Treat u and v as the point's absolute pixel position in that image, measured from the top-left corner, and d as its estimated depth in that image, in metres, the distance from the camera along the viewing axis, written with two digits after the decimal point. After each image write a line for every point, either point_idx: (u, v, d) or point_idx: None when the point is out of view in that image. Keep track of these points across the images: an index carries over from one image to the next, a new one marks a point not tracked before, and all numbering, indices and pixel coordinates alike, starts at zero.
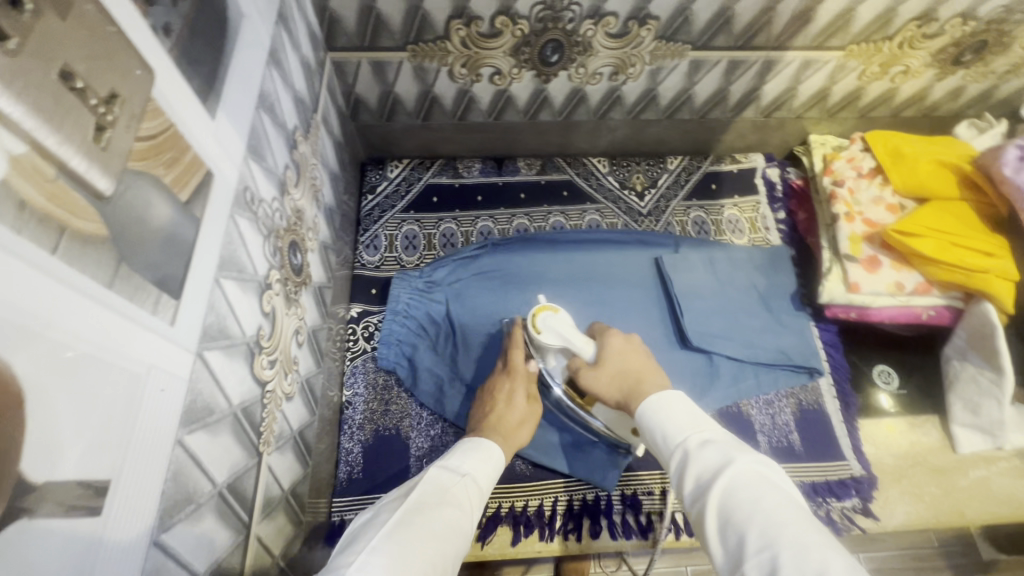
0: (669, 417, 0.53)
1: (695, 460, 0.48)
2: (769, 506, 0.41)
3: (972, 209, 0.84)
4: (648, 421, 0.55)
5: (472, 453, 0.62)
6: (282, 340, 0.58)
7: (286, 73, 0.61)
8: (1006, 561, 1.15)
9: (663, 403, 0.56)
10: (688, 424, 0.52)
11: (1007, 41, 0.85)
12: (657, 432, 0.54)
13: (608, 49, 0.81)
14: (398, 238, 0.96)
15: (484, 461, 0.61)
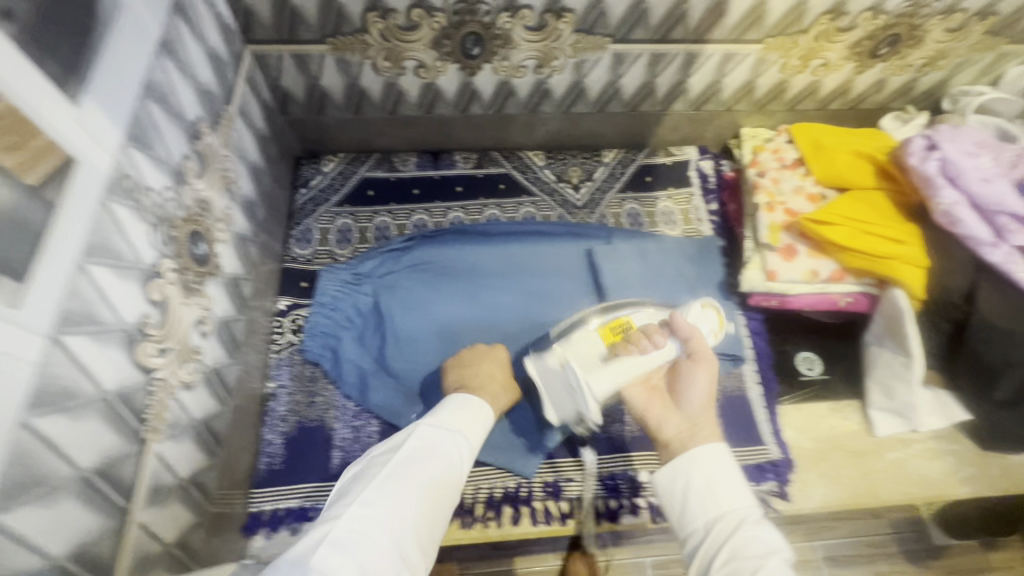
0: (723, 480, 0.62)
1: (743, 533, 0.58)
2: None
3: (887, 198, 0.86)
4: (698, 466, 0.63)
5: (463, 411, 0.70)
6: (178, 329, 0.58)
7: (185, 64, 0.61)
8: (956, 546, 1.18)
9: (720, 458, 0.64)
10: (732, 487, 0.62)
11: (919, 35, 0.87)
12: (703, 484, 0.62)
13: (529, 41, 0.82)
14: (331, 230, 0.96)
15: (468, 420, 0.69)
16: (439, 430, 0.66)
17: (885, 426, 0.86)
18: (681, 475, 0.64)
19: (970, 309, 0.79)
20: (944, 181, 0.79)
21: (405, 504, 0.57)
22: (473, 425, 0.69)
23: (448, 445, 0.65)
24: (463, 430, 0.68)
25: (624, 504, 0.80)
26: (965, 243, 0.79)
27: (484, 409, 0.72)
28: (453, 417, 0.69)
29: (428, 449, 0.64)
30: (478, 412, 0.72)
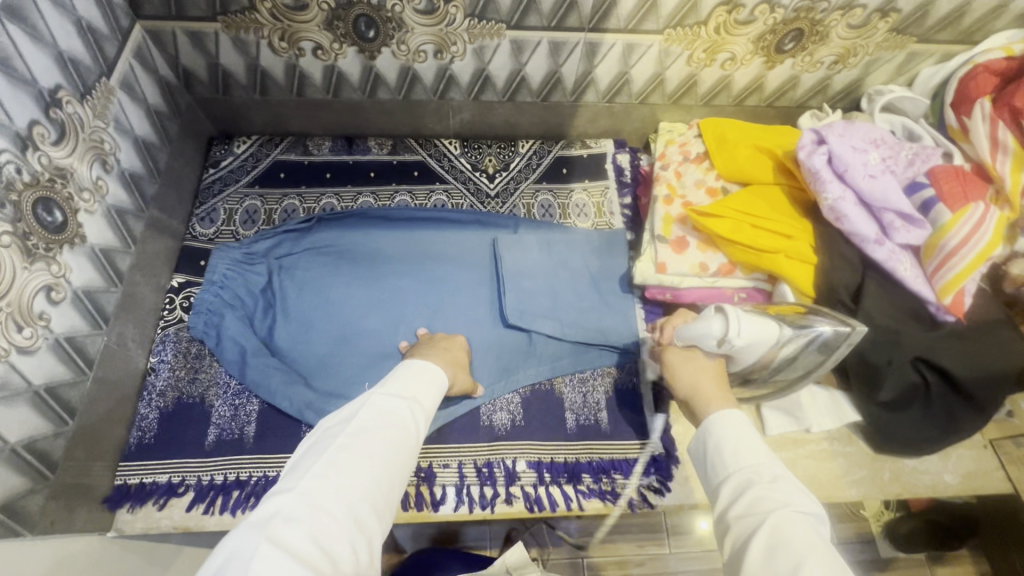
0: (741, 439, 0.57)
1: (762, 491, 0.51)
2: (825, 554, 0.45)
3: (785, 193, 0.85)
4: (715, 428, 0.59)
5: (417, 380, 0.65)
6: (14, 293, 0.58)
7: (39, 31, 0.61)
8: (903, 560, 1.15)
9: (738, 421, 0.59)
10: (747, 449, 0.55)
11: (822, 31, 0.86)
12: (718, 444, 0.57)
13: (423, 25, 0.82)
14: (235, 211, 0.96)
15: (420, 389, 0.64)
16: (395, 399, 0.60)
17: (776, 425, 0.85)
18: (703, 442, 0.59)
19: (855, 306, 0.77)
20: (832, 176, 0.77)
21: (363, 471, 0.52)
22: (426, 398, 0.64)
23: (406, 414, 0.60)
24: (418, 400, 0.63)
25: (499, 493, 0.78)
26: (851, 240, 0.78)
27: (439, 379, 0.68)
28: (408, 386, 0.63)
29: (386, 415, 0.58)
30: (430, 379, 0.67)
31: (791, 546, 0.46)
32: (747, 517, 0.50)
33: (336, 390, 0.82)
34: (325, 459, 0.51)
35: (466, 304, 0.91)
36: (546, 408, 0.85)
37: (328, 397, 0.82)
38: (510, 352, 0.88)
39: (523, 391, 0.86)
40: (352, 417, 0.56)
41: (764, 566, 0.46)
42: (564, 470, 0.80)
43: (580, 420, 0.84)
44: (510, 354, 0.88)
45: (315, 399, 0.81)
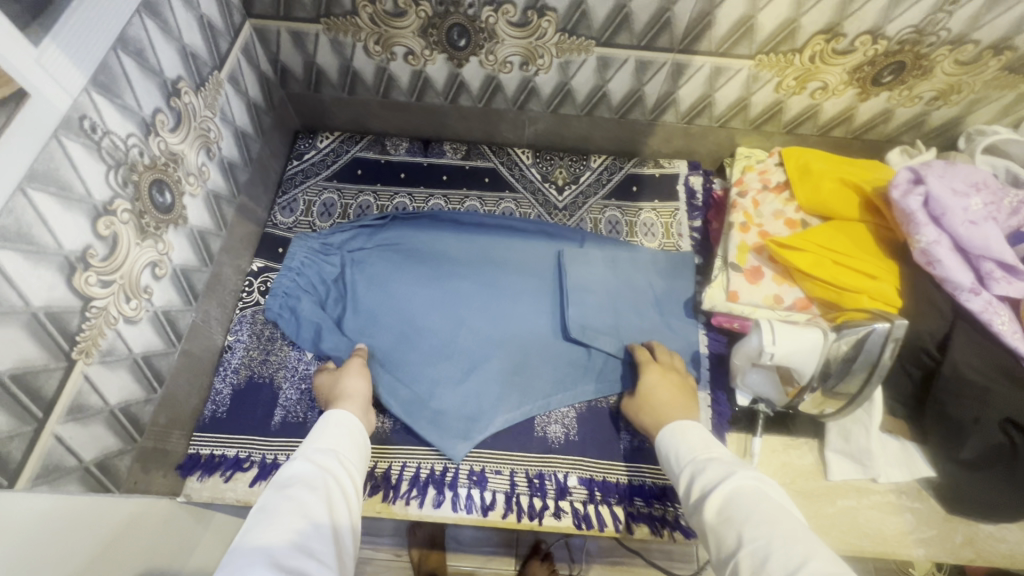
0: (685, 442, 0.66)
1: (705, 477, 0.59)
2: (768, 513, 0.51)
3: (869, 232, 0.82)
4: (666, 441, 0.68)
5: (323, 432, 0.65)
6: (126, 267, 0.62)
7: (169, 25, 0.66)
8: None
9: (682, 428, 0.68)
10: (699, 447, 0.64)
11: (925, 65, 0.83)
12: (672, 453, 0.66)
13: (514, 38, 0.84)
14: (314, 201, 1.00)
15: (323, 439, 0.64)
16: (298, 458, 0.60)
17: (840, 471, 0.81)
18: (663, 456, 0.68)
19: (939, 358, 0.73)
20: (927, 219, 0.73)
21: (301, 513, 0.51)
22: (340, 443, 0.64)
23: (318, 463, 0.59)
24: (324, 446, 0.62)
25: (548, 505, 0.78)
26: (943, 286, 0.74)
27: (346, 419, 0.69)
28: (313, 442, 0.63)
29: (293, 473, 0.57)
30: (330, 424, 0.67)
31: (733, 506, 0.53)
32: (702, 499, 0.57)
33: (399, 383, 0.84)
34: (246, 535, 0.49)
35: (527, 313, 0.92)
36: (600, 425, 0.84)
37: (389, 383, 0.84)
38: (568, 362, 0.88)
39: (578, 408, 0.85)
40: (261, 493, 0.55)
41: (721, 530, 0.53)
42: (616, 491, 0.79)
43: (635, 442, 0.83)
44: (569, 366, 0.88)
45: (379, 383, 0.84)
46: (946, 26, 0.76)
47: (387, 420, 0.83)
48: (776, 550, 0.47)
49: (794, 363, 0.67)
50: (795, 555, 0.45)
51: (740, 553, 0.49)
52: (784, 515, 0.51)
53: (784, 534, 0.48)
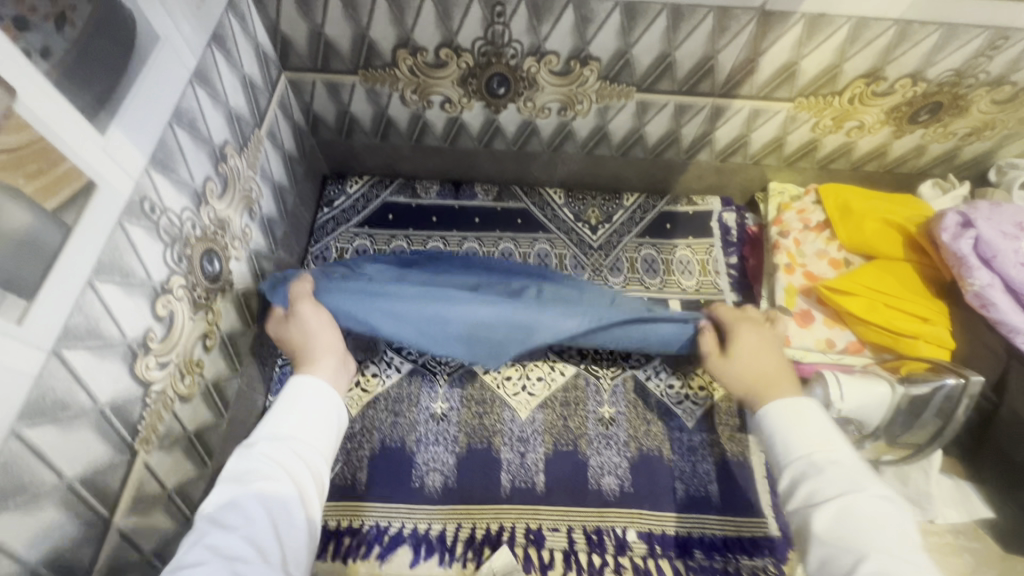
0: (798, 430, 0.55)
1: (818, 484, 0.50)
2: (892, 544, 0.45)
3: (915, 271, 0.82)
4: (768, 418, 0.58)
5: (287, 404, 0.57)
6: (181, 344, 0.60)
7: (216, 90, 0.64)
8: None
9: (796, 407, 0.57)
10: (817, 440, 0.54)
11: (963, 105, 0.84)
12: (775, 440, 0.57)
13: (554, 86, 0.83)
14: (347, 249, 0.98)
15: (287, 417, 0.56)
16: (258, 443, 0.52)
17: None
18: (761, 433, 0.59)
19: (997, 400, 0.73)
20: (979, 263, 0.73)
21: (253, 532, 0.46)
22: (306, 419, 0.56)
23: (274, 457, 0.51)
24: (286, 430, 0.54)
25: (608, 562, 0.77)
26: (995, 327, 0.73)
27: (312, 383, 0.59)
28: (278, 420, 0.55)
29: (248, 470, 0.50)
30: (300, 390, 0.58)
31: (853, 531, 0.47)
32: (806, 509, 0.50)
33: (428, 315, 0.77)
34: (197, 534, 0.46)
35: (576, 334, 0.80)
36: (653, 475, 0.83)
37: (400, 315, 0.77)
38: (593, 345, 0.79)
39: (630, 457, 0.84)
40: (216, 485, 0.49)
41: (830, 545, 0.47)
42: (675, 544, 0.78)
43: (690, 491, 0.82)
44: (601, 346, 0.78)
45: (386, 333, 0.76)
46: (986, 70, 0.77)
47: (438, 477, 0.82)
48: None
49: (863, 415, 0.67)
50: None
51: None
52: (913, 556, 0.45)
53: None
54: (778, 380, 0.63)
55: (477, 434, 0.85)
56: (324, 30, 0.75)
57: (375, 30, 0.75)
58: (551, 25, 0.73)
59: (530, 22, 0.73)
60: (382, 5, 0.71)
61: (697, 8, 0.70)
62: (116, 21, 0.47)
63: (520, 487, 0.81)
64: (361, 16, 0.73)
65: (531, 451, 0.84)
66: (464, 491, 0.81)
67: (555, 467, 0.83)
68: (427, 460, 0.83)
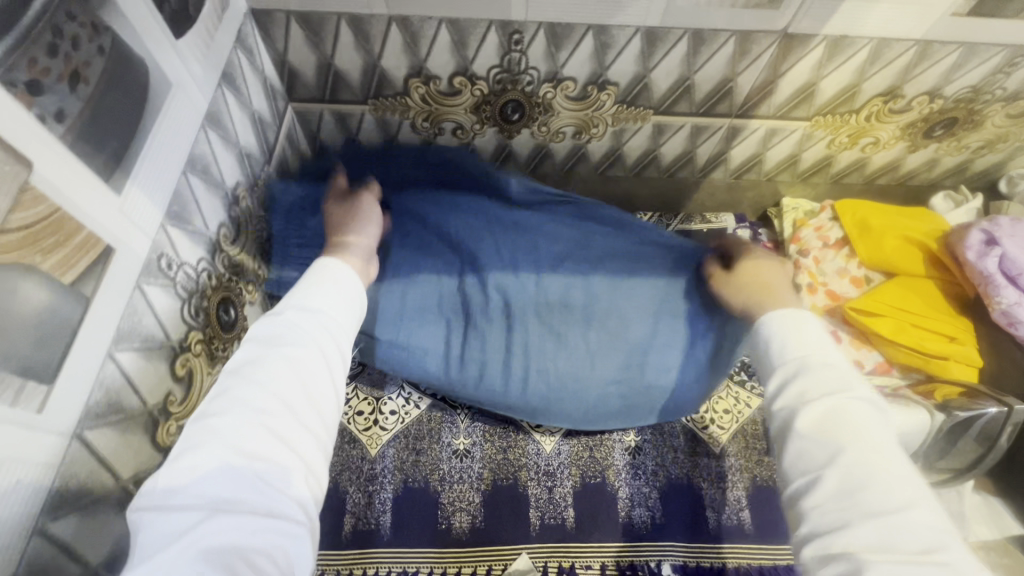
0: (796, 331, 0.53)
1: (810, 379, 0.48)
2: (877, 443, 0.43)
3: (938, 288, 0.82)
4: (769, 323, 0.56)
5: (315, 284, 0.54)
6: (200, 402, 0.57)
7: (228, 131, 0.61)
8: None
9: (800, 320, 0.54)
10: (814, 345, 0.51)
11: (978, 119, 0.84)
12: (768, 339, 0.54)
13: (570, 110, 0.81)
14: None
15: (316, 295, 0.52)
16: (289, 312, 0.49)
17: None
18: (757, 339, 0.57)
19: None
20: (1006, 281, 0.73)
21: (283, 380, 0.43)
22: (337, 305, 0.52)
23: (305, 324, 0.48)
24: (315, 309, 0.50)
25: None
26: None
27: (345, 275, 0.56)
28: (304, 296, 0.51)
29: (280, 329, 0.47)
30: (323, 277, 0.55)
31: (834, 425, 0.44)
32: (795, 405, 0.48)
33: (446, 299, 0.83)
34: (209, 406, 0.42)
35: (592, 356, 0.81)
36: (684, 505, 0.81)
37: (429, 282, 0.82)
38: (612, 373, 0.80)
39: (659, 487, 0.82)
40: (239, 346, 0.46)
41: (812, 441, 0.45)
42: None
43: (722, 520, 0.80)
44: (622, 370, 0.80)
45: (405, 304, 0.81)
46: (1003, 86, 0.77)
47: (465, 518, 0.79)
48: (869, 493, 0.40)
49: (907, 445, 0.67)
50: (895, 501, 0.40)
51: (825, 478, 0.43)
52: (896, 454, 0.43)
53: (891, 485, 0.41)
54: (773, 291, 0.66)
55: (502, 470, 0.82)
56: (334, 61, 0.73)
57: (387, 60, 0.73)
58: (570, 52, 0.72)
59: (548, 49, 0.71)
60: (395, 34, 0.69)
61: (719, 32, 0.69)
62: (130, 73, 0.44)
63: (549, 524, 0.79)
64: (373, 47, 0.71)
65: (559, 486, 0.82)
66: (492, 532, 0.78)
67: (584, 501, 0.81)
68: (452, 500, 0.80)
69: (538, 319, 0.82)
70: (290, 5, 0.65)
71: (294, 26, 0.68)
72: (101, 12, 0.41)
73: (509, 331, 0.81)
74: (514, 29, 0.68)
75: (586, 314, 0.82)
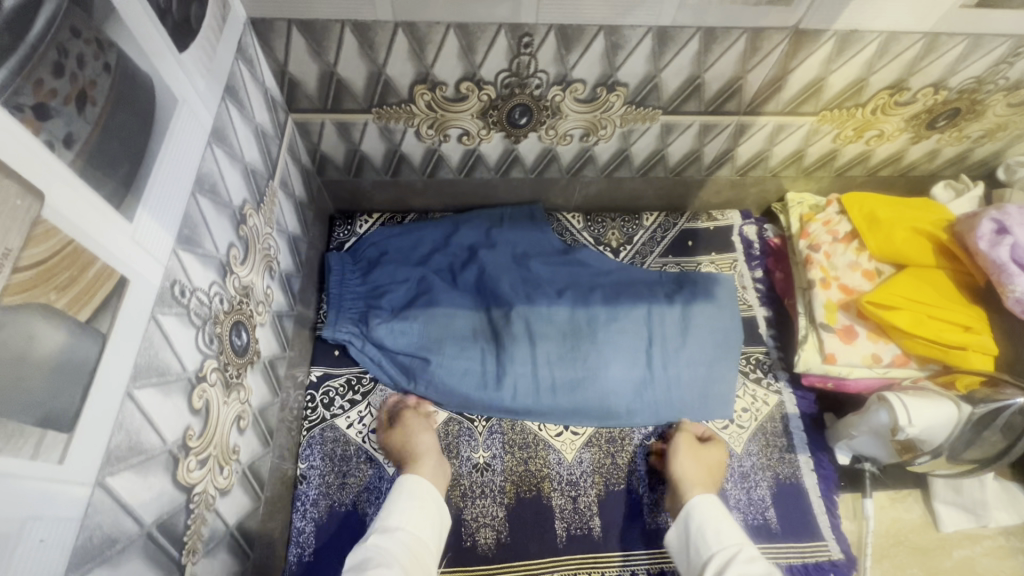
0: (719, 521, 0.68)
1: (739, 566, 0.61)
2: None
3: (949, 278, 0.81)
4: (695, 513, 0.69)
5: (399, 503, 0.68)
6: (218, 433, 0.54)
7: (233, 147, 0.58)
8: None
9: (712, 503, 0.70)
10: (728, 540, 0.65)
11: (980, 109, 0.84)
12: (700, 526, 0.68)
13: (579, 113, 0.80)
14: (357, 291, 0.89)
15: (407, 511, 0.67)
16: (390, 527, 0.65)
17: (952, 521, 0.80)
18: (685, 527, 0.70)
19: None
20: (1020, 269, 0.73)
21: None
22: (421, 535, 0.65)
23: (391, 546, 0.62)
24: (410, 528, 0.65)
25: None
26: None
27: (424, 488, 0.70)
28: (395, 508, 0.67)
29: (376, 552, 0.61)
30: (411, 522, 0.66)
31: None
32: None
33: (465, 319, 0.88)
34: None
35: (610, 361, 0.86)
36: None
37: (450, 311, 0.88)
38: (629, 383, 0.86)
39: None
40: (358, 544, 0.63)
41: None
42: None
43: (749, 520, 0.79)
44: (638, 379, 0.86)
45: (429, 329, 0.86)
46: (1005, 75, 0.78)
47: (490, 534, 0.77)
48: None
49: (930, 432, 0.70)
50: None
51: None
52: None
53: None
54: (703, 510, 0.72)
55: (525, 482, 0.80)
56: (336, 69, 0.70)
57: (392, 67, 0.70)
58: (580, 54, 0.70)
59: (558, 51, 0.70)
60: (401, 41, 0.67)
61: (731, 30, 0.68)
62: (136, 91, 0.41)
63: (576, 535, 0.77)
64: (378, 54, 0.68)
65: (583, 495, 0.80)
66: (519, 547, 0.76)
67: (609, 509, 0.79)
68: (476, 516, 0.78)
69: (558, 336, 0.87)
70: (292, 13, 0.63)
71: (294, 34, 0.65)
72: (104, 27, 0.38)
73: (529, 341, 0.86)
74: (524, 32, 0.67)
75: (597, 332, 0.87)
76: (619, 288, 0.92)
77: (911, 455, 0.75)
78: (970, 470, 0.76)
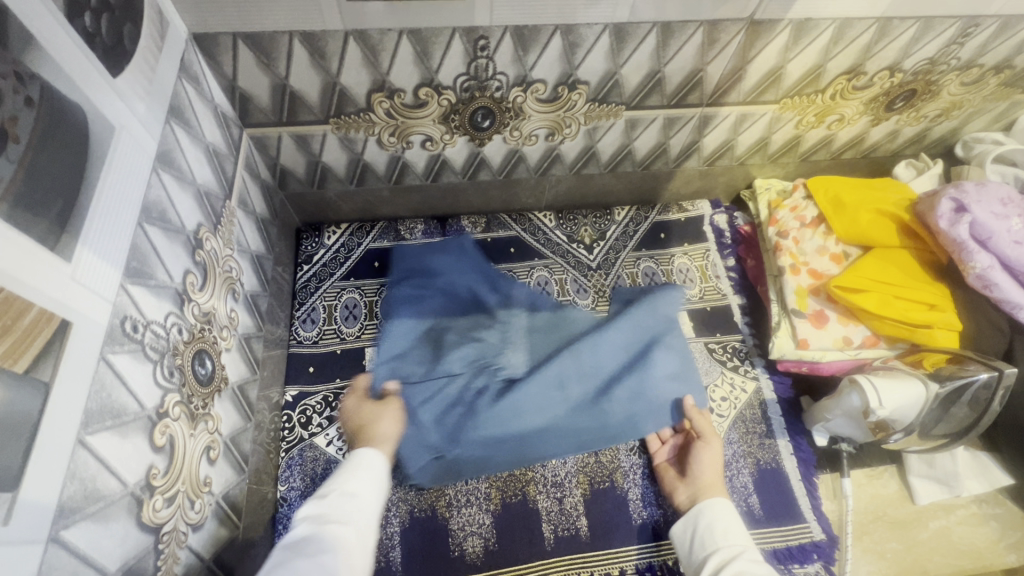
0: (729, 523, 0.68)
1: (743, 561, 0.62)
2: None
3: (914, 257, 0.82)
4: (708, 510, 0.70)
5: (349, 473, 0.64)
6: (186, 467, 0.53)
7: (182, 170, 0.56)
8: None
9: (723, 506, 0.70)
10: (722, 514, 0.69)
11: (934, 90, 0.86)
12: (708, 525, 0.69)
13: (541, 113, 0.79)
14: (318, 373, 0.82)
15: (354, 478, 0.63)
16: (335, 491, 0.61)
17: (927, 494, 0.83)
18: (693, 525, 0.70)
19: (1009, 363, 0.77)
20: (976, 245, 0.75)
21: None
22: (361, 490, 0.62)
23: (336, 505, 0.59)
24: (352, 489, 0.62)
25: None
26: (998, 305, 0.77)
27: (369, 458, 0.67)
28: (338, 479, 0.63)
29: (331, 510, 0.58)
30: (359, 473, 0.64)
31: None
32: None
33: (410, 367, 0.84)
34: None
35: (571, 402, 0.84)
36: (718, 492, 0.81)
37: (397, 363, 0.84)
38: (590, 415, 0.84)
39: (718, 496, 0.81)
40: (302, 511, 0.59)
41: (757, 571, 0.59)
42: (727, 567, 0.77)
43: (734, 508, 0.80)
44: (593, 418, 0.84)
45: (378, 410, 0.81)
46: (958, 55, 0.79)
47: (478, 542, 0.77)
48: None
49: (899, 410, 0.72)
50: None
51: None
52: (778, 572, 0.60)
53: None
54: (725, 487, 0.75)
55: (509, 488, 0.80)
56: (289, 81, 0.68)
57: (346, 76, 0.68)
58: (538, 54, 0.69)
59: (516, 53, 0.68)
60: (353, 50, 0.65)
61: (687, 23, 0.68)
62: (65, 122, 0.40)
63: (563, 536, 0.78)
64: (331, 64, 0.66)
65: (568, 496, 0.80)
66: (507, 553, 0.76)
67: (595, 509, 0.80)
68: (462, 525, 0.77)
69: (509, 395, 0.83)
70: (237, 27, 0.61)
71: (241, 47, 0.63)
72: (22, 58, 0.36)
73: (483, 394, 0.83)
74: (479, 35, 0.66)
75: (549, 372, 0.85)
76: (554, 319, 0.91)
77: (885, 430, 0.77)
78: (941, 444, 0.79)
